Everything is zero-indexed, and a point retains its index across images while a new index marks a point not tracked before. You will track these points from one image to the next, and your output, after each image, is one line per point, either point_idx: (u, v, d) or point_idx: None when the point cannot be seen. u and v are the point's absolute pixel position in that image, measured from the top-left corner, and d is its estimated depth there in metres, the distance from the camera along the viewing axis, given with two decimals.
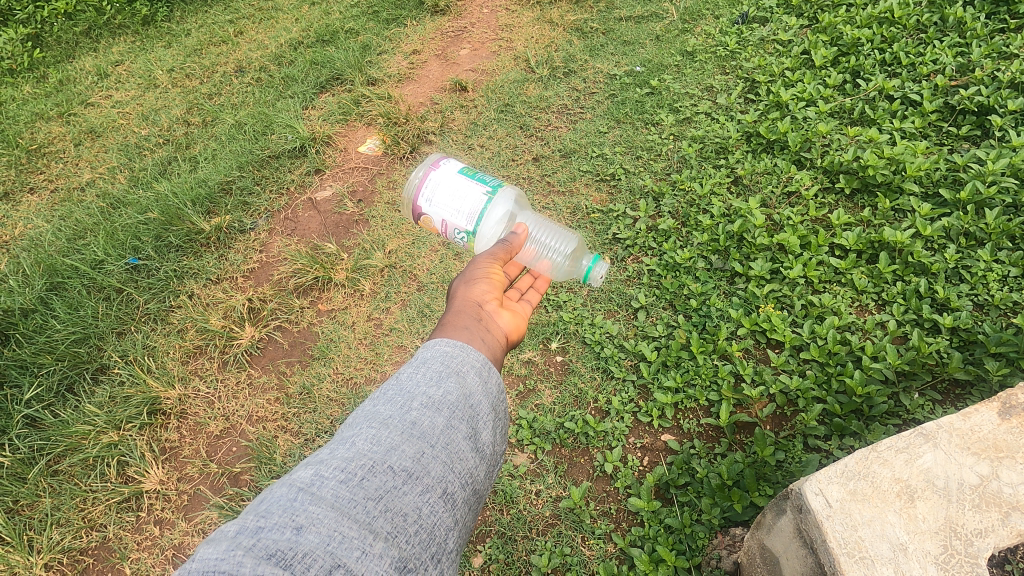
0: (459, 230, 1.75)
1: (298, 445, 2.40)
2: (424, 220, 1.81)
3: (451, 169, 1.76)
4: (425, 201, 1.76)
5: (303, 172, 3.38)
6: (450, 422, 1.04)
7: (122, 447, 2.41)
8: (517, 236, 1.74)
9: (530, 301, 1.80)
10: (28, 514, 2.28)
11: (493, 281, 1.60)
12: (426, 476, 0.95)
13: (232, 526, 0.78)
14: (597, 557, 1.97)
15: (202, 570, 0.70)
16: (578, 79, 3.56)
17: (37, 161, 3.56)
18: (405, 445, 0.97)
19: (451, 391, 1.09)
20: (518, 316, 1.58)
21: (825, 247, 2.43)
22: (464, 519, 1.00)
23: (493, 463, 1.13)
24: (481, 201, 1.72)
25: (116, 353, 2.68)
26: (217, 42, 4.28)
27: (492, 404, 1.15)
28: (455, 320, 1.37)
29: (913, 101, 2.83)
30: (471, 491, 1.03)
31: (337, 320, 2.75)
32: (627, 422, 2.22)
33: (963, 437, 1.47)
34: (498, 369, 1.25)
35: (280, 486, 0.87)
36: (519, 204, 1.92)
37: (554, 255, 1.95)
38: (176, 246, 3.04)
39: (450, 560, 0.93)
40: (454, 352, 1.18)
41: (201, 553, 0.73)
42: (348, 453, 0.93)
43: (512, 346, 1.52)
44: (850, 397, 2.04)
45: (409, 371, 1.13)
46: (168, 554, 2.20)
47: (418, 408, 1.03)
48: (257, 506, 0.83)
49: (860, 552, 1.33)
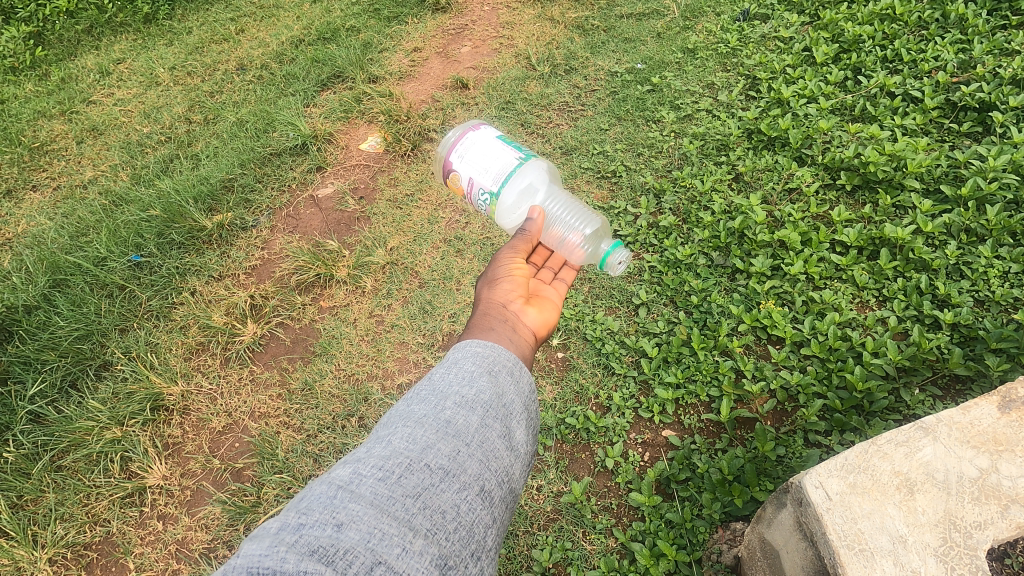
0: (484, 191, 1.75)
1: (300, 441, 2.41)
2: (452, 178, 1.81)
3: (487, 132, 1.78)
4: (457, 156, 1.77)
5: (305, 169, 3.38)
6: (484, 421, 1.05)
7: (126, 442, 2.42)
8: (535, 221, 1.73)
9: (564, 280, 1.87)
10: (33, 509, 2.30)
11: (517, 279, 1.60)
12: (463, 474, 0.96)
13: (274, 523, 0.80)
14: (598, 551, 1.98)
15: (247, 565, 0.71)
16: (579, 76, 3.56)
17: (40, 159, 3.58)
18: (441, 443, 0.98)
19: (483, 390, 1.10)
20: (546, 310, 1.57)
21: (826, 243, 2.44)
22: (501, 517, 1.00)
23: (528, 461, 1.12)
24: (511, 164, 1.73)
25: (119, 350, 2.69)
26: (219, 39, 4.29)
27: (524, 404, 1.15)
28: (482, 322, 1.38)
29: (915, 97, 2.83)
30: (508, 489, 1.03)
31: (339, 316, 2.76)
32: (628, 418, 2.22)
33: (963, 431, 1.47)
34: (529, 368, 1.26)
35: (319, 484, 0.88)
36: (550, 180, 1.94)
37: (577, 235, 1.94)
38: (178, 242, 3.05)
39: (490, 558, 0.93)
40: (485, 352, 1.20)
41: (246, 550, 0.75)
42: (384, 451, 0.94)
43: (542, 342, 1.51)
44: (850, 392, 2.05)
45: (441, 372, 1.14)
46: (172, 548, 2.22)
47: (451, 407, 1.04)
48: (297, 503, 0.85)
49: (860, 545, 1.34)
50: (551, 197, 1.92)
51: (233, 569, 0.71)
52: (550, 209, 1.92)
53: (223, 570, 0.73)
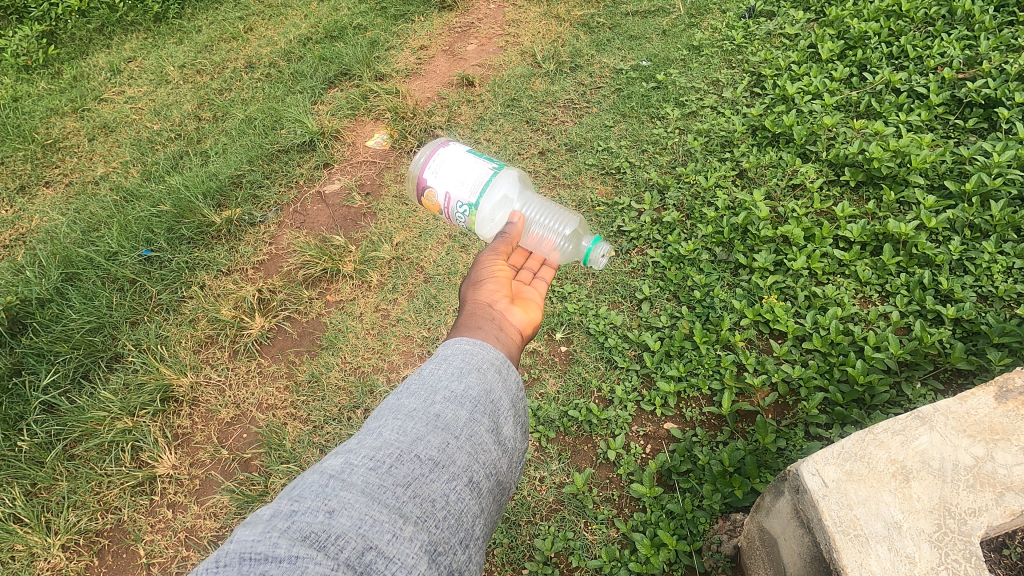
0: (461, 203, 1.79)
1: (307, 432, 2.45)
2: (426, 195, 1.84)
3: (457, 148, 1.84)
4: (430, 173, 1.81)
5: (313, 166, 3.43)
6: (473, 415, 1.07)
7: (136, 432, 2.47)
8: (515, 225, 1.78)
9: (545, 279, 1.85)
10: (46, 497, 2.35)
11: (500, 280, 1.62)
12: (451, 465, 0.98)
13: (268, 510, 0.83)
14: (601, 541, 2.00)
15: (239, 550, 0.75)
16: (584, 74, 3.58)
17: (52, 155, 3.63)
18: (431, 435, 1.01)
19: (472, 385, 1.12)
20: (531, 310, 1.59)
21: (829, 239, 2.44)
22: (490, 508, 1.03)
23: (516, 457, 1.15)
24: (486, 174, 1.78)
25: (130, 342, 2.74)
26: (228, 38, 4.33)
27: (513, 399, 1.18)
28: (468, 321, 1.41)
29: (921, 93, 2.83)
30: (496, 481, 1.06)
31: (346, 311, 2.79)
32: (631, 411, 2.25)
33: (960, 420, 1.49)
34: (517, 366, 1.28)
35: (311, 473, 0.91)
36: (524, 187, 1.98)
37: (557, 236, 1.95)
38: (187, 238, 3.10)
39: (478, 546, 0.96)
40: (474, 349, 1.22)
41: (239, 535, 0.78)
42: (375, 442, 0.97)
43: (529, 340, 1.53)
44: (852, 386, 2.06)
45: (431, 367, 1.16)
46: (181, 536, 2.27)
47: (440, 401, 1.07)
48: (290, 490, 0.88)
49: (855, 530, 1.36)
50: (528, 203, 1.95)
51: (226, 554, 0.74)
52: (527, 213, 1.94)
53: (216, 553, 0.76)
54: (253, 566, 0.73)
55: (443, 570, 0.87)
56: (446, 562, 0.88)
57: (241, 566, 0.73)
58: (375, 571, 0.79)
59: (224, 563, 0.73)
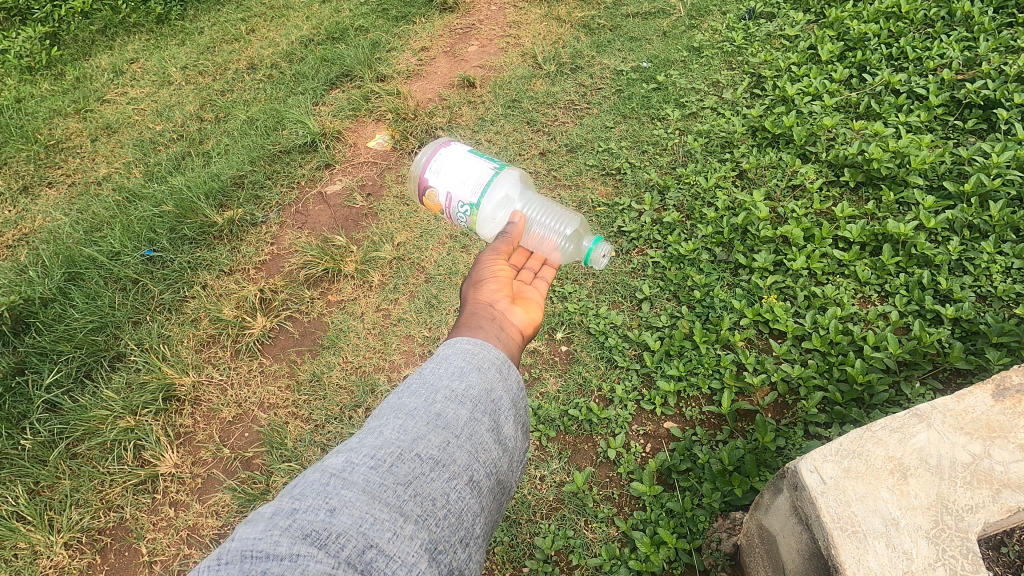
0: (462, 203, 1.80)
1: (308, 430, 2.46)
2: (428, 195, 1.86)
3: (458, 148, 1.84)
4: (432, 173, 1.82)
5: (314, 166, 3.44)
6: (473, 414, 1.08)
7: (138, 431, 2.48)
8: (516, 225, 1.79)
9: (546, 278, 1.86)
10: (49, 495, 2.37)
11: (501, 280, 1.63)
12: (452, 464, 0.99)
13: (269, 508, 0.84)
14: (601, 539, 2.01)
15: (241, 548, 0.76)
16: (585, 75, 3.59)
17: (56, 156, 3.65)
18: (431, 434, 1.02)
19: (473, 385, 1.13)
20: (532, 310, 1.60)
21: (829, 240, 2.45)
22: (490, 507, 1.04)
23: (517, 457, 1.16)
24: (487, 174, 1.79)
25: (132, 341, 2.75)
26: (230, 40, 4.35)
27: (513, 399, 1.19)
28: (469, 321, 1.42)
29: (920, 94, 2.84)
30: (496, 480, 1.07)
31: (347, 311, 2.80)
32: (631, 410, 2.26)
33: (957, 418, 1.50)
34: (518, 366, 1.29)
35: (312, 472, 0.92)
36: (525, 187, 1.98)
37: (557, 236, 1.96)
38: (189, 238, 3.11)
39: (477, 544, 0.97)
40: (474, 349, 1.23)
41: (240, 533, 0.79)
42: (377, 441, 0.98)
43: (530, 339, 1.54)
44: (851, 385, 2.07)
45: (432, 367, 1.17)
46: (183, 534, 2.28)
47: (441, 400, 1.08)
48: (292, 489, 0.89)
49: (853, 527, 1.37)
50: (529, 203, 1.96)
51: (228, 551, 0.76)
52: (528, 213, 1.95)
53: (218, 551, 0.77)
54: (254, 564, 0.74)
55: (443, 568, 0.88)
56: (446, 561, 0.89)
57: (242, 564, 0.74)
58: (375, 569, 0.80)
59: (226, 560, 0.74)
